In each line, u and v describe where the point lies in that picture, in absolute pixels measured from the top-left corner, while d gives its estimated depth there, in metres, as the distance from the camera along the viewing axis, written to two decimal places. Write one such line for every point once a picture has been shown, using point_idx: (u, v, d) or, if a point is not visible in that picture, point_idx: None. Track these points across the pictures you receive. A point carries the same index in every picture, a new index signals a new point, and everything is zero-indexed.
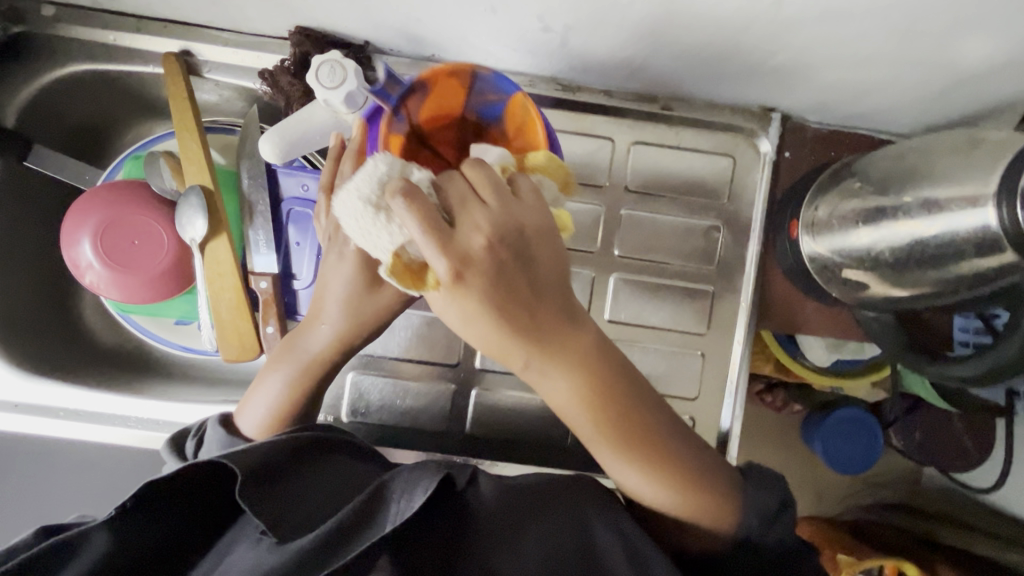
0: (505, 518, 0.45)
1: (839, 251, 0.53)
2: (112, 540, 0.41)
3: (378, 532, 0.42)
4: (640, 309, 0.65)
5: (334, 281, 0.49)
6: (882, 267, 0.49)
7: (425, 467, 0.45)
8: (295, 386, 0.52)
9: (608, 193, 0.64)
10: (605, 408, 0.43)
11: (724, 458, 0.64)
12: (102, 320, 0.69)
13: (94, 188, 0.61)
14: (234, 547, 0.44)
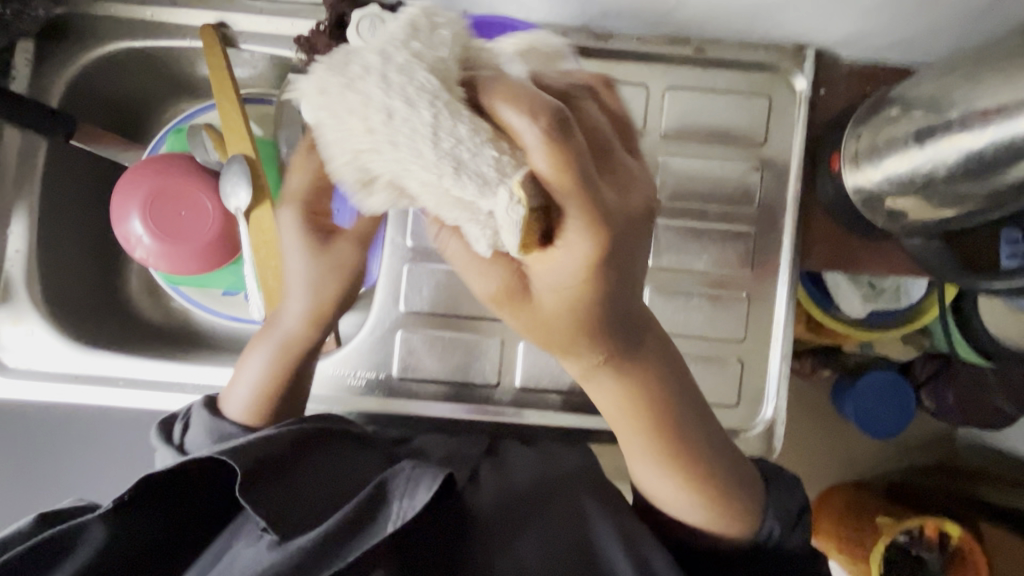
0: (501, 517, 0.49)
1: (890, 177, 0.54)
2: (110, 531, 0.43)
3: (378, 532, 0.42)
4: (683, 255, 0.64)
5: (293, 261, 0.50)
6: (937, 185, 0.50)
7: (428, 465, 0.44)
8: (273, 367, 0.52)
9: (646, 140, 0.63)
10: (645, 417, 0.43)
11: (777, 398, 0.64)
12: (149, 294, 0.71)
13: (140, 161, 0.62)
14: (235, 540, 0.44)
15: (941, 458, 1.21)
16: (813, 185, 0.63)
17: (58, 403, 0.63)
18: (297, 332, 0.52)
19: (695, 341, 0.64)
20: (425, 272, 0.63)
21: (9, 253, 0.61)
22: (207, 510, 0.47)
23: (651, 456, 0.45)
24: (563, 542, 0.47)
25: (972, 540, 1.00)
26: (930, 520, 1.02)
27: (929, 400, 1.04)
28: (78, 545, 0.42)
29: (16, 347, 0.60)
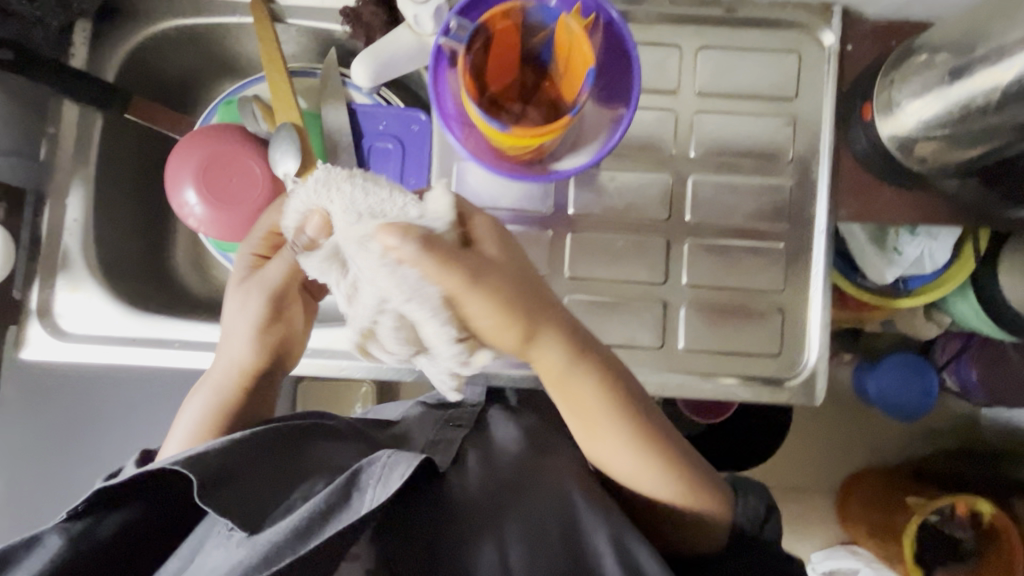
0: (484, 502, 0.50)
1: (923, 121, 0.56)
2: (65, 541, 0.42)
3: (350, 514, 0.41)
4: (721, 209, 0.65)
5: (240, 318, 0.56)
6: (976, 116, 0.52)
7: (402, 455, 0.46)
8: (209, 408, 0.56)
9: (680, 98, 0.65)
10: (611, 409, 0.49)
11: (822, 347, 0.64)
12: (193, 265, 0.73)
13: (194, 131, 0.65)
14: (206, 541, 0.44)
15: (973, 432, 1.20)
16: (845, 137, 0.65)
17: (110, 368, 0.64)
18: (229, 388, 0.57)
19: (734, 292, 0.65)
20: None
21: (67, 222, 0.63)
22: (168, 520, 0.46)
23: (627, 447, 0.50)
24: (549, 534, 0.49)
25: (1004, 521, 1.02)
26: (962, 500, 1.03)
27: (953, 379, 1.09)
28: (38, 551, 0.42)
29: (71, 311, 0.62)
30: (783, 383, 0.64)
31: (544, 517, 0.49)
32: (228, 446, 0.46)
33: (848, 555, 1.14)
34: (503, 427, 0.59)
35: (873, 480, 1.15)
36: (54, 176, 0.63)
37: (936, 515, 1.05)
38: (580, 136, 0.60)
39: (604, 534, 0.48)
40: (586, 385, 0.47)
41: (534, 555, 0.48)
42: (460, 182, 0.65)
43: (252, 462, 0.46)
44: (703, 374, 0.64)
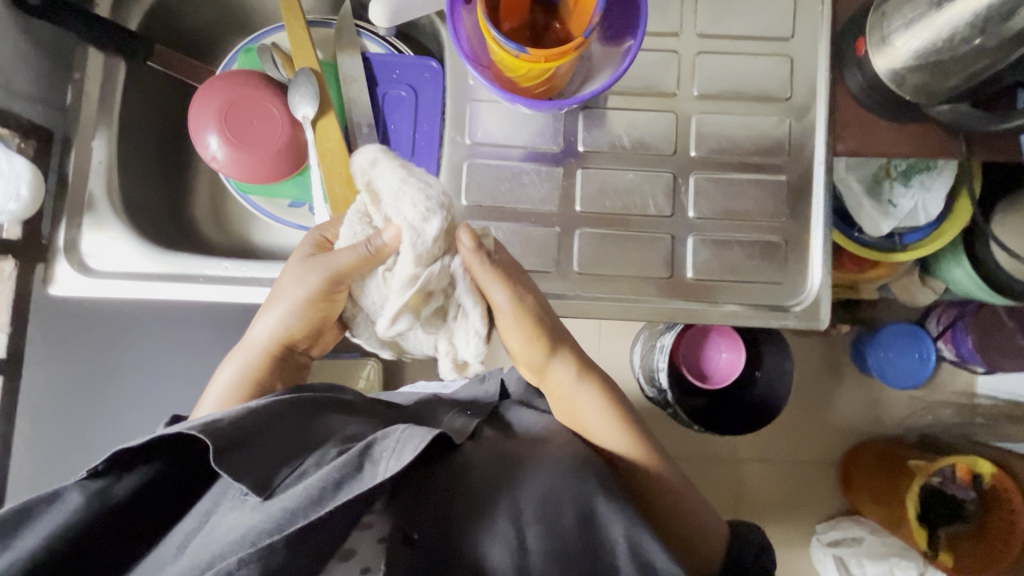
0: (494, 481, 0.50)
1: (919, 48, 0.58)
2: (80, 500, 0.41)
3: (367, 482, 0.41)
4: (724, 145, 0.68)
5: (283, 310, 0.55)
6: (967, 41, 0.54)
7: (416, 430, 0.45)
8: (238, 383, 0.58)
9: (682, 39, 0.68)
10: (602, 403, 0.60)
11: (821, 275, 0.66)
12: (212, 216, 0.77)
13: (216, 75, 0.67)
14: (216, 511, 0.42)
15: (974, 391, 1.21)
16: (840, 75, 0.68)
17: (134, 303, 0.66)
18: (258, 354, 0.58)
19: (739, 224, 0.68)
20: (482, 168, 0.67)
21: (93, 163, 0.65)
22: (181, 487, 0.45)
23: (618, 431, 0.59)
24: (569, 521, 0.47)
25: (1005, 480, 1.00)
26: (961, 461, 1.03)
27: (951, 349, 1.13)
28: (54, 508, 0.40)
29: (99, 250, 0.64)
30: (788, 309, 0.67)
31: (554, 488, 0.48)
32: (243, 414, 0.45)
33: (854, 525, 1.16)
34: (520, 415, 0.62)
35: (879, 447, 1.17)
36: (79, 120, 0.65)
37: (938, 476, 1.06)
38: (591, 69, 0.64)
39: (618, 524, 0.46)
40: (585, 393, 0.60)
41: (547, 531, 0.46)
42: (473, 122, 0.68)
43: (265, 432, 0.45)
44: (710, 303, 0.66)
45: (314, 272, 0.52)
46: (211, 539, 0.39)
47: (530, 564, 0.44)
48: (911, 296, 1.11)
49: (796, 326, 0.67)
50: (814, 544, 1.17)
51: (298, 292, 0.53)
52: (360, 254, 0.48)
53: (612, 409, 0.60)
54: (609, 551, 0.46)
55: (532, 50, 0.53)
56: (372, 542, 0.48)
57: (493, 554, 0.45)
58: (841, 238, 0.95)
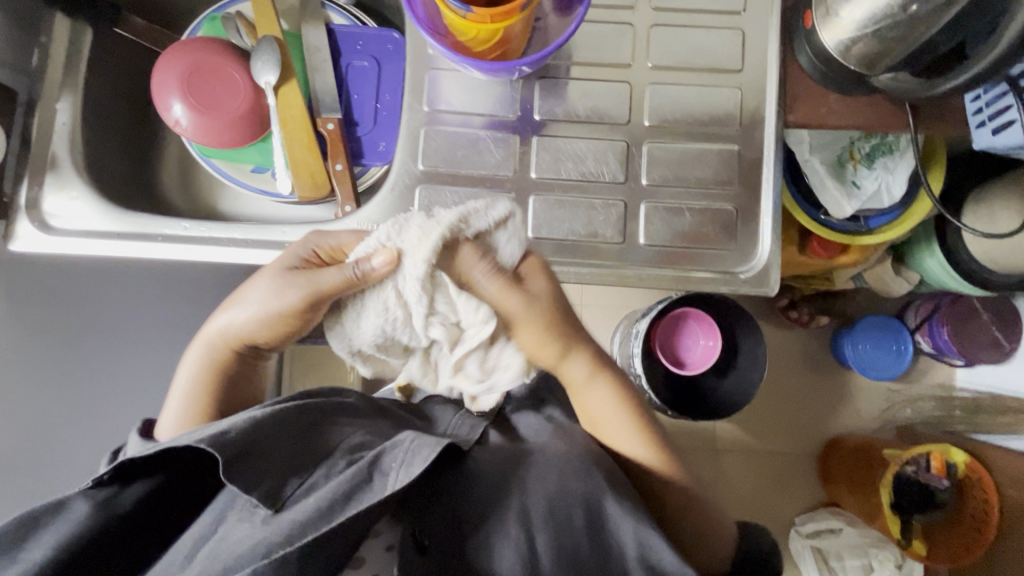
0: (499, 486, 0.52)
1: (863, 21, 0.58)
2: (91, 506, 0.44)
3: (380, 493, 0.44)
4: (677, 114, 0.70)
5: (244, 310, 0.55)
6: (902, 12, 0.54)
7: (424, 440, 0.48)
8: (200, 371, 0.59)
9: (637, 13, 0.70)
10: (622, 404, 0.61)
11: (769, 242, 0.68)
12: (178, 185, 0.79)
13: (182, 40, 0.70)
14: (224, 518, 0.44)
15: (950, 381, 1.21)
16: (790, 48, 0.69)
17: (93, 260, 0.67)
18: (217, 347, 0.59)
19: (692, 192, 0.69)
20: (440, 134, 0.69)
21: (57, 125, 0.67)
22: (185, 492, 0.49)
23: (637, 438, 0.60)
24: (574, 527, 0.50)
25: (978, 468, 1.02)
26: (937, 451, 1.05)
27: (927, 341, 1.14)
28: (56, 520, 0.43)
29: (61, 209, 0.65)
30: (737, 276, 0.68)
31: (561, 490, 0.52)
32: (253, 424, 0.48)
33: (830, 517, 1.15)
34: (525, 421, 0.64)
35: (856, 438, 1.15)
36: (45, 83, 0.67)
37: (912, 466, 1.06)
38: (546, 39, 0.66)
39: (627, 525, 0.50)
40: (600, 394, 0.60)
41: (555, 534, 0.49)
42: (432, 90, 0.70)
43: (272, 442, 0.48)
44: (662, 268, 0.68)
45: (293, 287, 0.52)
46: (221, 548, 0.42)
47: (539, 564, 0.47)
48: (885, 287, 1.07)
49: (745, 292, 0.69)
50: (793, 536, 1.15)
51: (271, 303, 0.53)
52: (346, 276, 0.49)
53: (630, 414, 0.61)
54: (616, 551, 0.50)
55: (476, 9, 0.55)
56: (381, 549, 0.53)
57: (503, 557, 0.48)
58: (809, 222, 0.89)
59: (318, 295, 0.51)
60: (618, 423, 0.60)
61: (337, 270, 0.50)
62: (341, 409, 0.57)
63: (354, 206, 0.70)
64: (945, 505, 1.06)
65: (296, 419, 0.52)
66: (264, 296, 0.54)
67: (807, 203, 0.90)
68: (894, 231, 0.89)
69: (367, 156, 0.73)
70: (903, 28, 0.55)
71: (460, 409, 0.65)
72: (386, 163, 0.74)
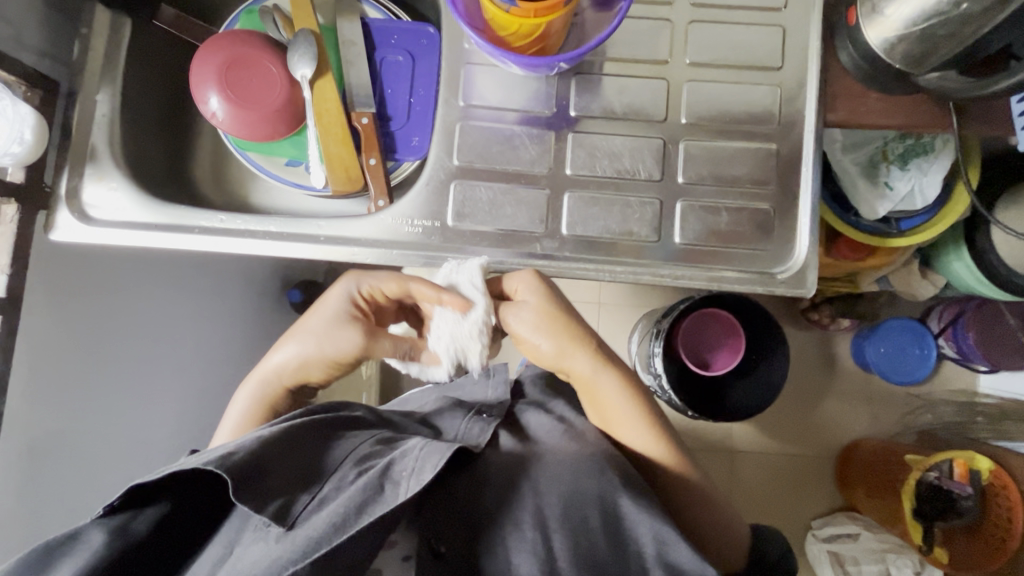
0: (509, 489, 0.52)
1: (909, 17, 0.56)
2: (106, 534, 0.43)
3: (393, 501, 0.43)
4: (714, 112, 0.69)
5: (303, 349, 0.64)
6: (952, 9, 0.53)
7: (432, 448, 0.48)
8: (254, 404, 0.65)
9: (675, 8, 0.70)
10: (638, 397, 0.62)
11: (805, 242, 0.67)
12: (210, 178, 0.80)
13: (219, 33, 0.70)
14: (243, 536, 0.45)
15: (976, 388, 1.19)
16: (832, 45, 0.68)
17: (128, 248, 0.68)
18: (270, 383, 0.65)
19: (728, 190, 0.68)
20: (474, 130, 0.69)
21: (96, 116, 0.68)
22: (203, 507, 0.48)
23: (639, 424, 0.61)
24: (595, 543, 0.48)
25: (1003, 475, 0.96)
26: (960, 456, 1.01)
27: (952, 346, 1.12)
28: (73, 551, 0.42)
29: (100, 200, 0.67)
30: (774, 276, 0.67)
31: (574, 491, 0.51)
32: (261, 444, 0.47)
33: (848, 521, 1.14)
34: (535, 420, 0.61)
35: (876, 442, 1.14)
36: (84, 74, 0.68)
37: (934, 471, 1.03)
38: (584, 35, 0.66)
39: (643, 522, 0.49)
40: (608, 382, 0.61)
41: (570, 535, 0.48)
42: (467, 84, 0.69)
43: (281, 459, 0.48)
44: (696, 267, 0.67)
45: (347, 345, 0.62)
46: (238, 568, 0.42)
47: (557, 564, 0.46)
48: (911, 290, 1.06)
49: (782, 293, 0.68)
50: (810, 540, 1.15)
51: (326, 345, 0.63)
52: (403, 349, 0.63)
53: (635, 409, 0.61)
54: (634, 550, 0.48)
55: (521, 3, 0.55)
56: (397, 560, 0.53)
57: (520, 559, 0.47)
58: (837, 223, 0.88)
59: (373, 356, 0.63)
60: (631, 415, 0.61)
61: (393, 341, 0.63)
62: (346, 423, 0.56)
63: (388, 201, 0.70)
64: (966, 513, 1.00)
65: (306, 433, 0.52)
66: (318, 338, 0.63)
67: (838, 205, 0.88)
68: (931, 233, 0.86)
69: (400, 150, 0.73)
70: (954, 26, 0.54)
71: (467, 412, 0.64)
72: (419, 158, 0.73)
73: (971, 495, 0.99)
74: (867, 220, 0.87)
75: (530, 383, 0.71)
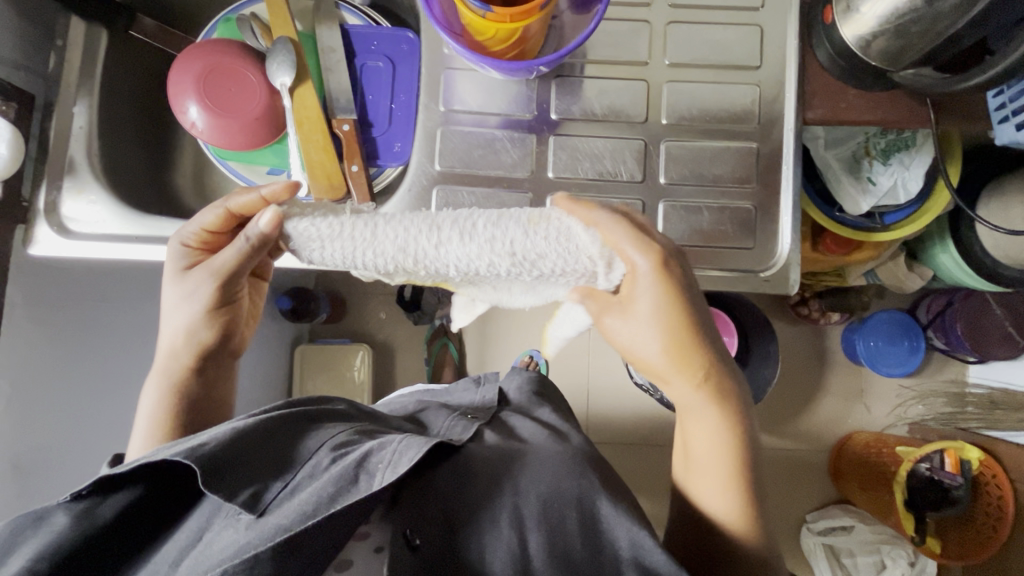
0: (490, 482, 0.52)
1: (882, 14, 0.57)
2: (71, 517, 0.42)
3: (367, 490, 0.43)
4: (694, 112, 0.69)
5: (175, 317, 0.56)
6: (921, 10, 0.53)
7: (410, 442, 0.49)
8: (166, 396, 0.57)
9: (653, 9, 0.70)
10: (739, 444, 0.50)
11: (788, 239, 0.67)
12: (192, 188, 0.80)
13: (198, 41, 0.70)
14: (212, 524, 0.44)
15: (964, 379, 1.20)
16: (809, 43, 0.68)
17: (107, 259, 0.68)
18: (172, 367, 0.57)
19: (709, 190, 0.68)
20: (455, 134, 0.69)
21: (74, 129, 0.68)
22: (171, 495, 0.47)
23: (722, 482, 0.50)
24: (572, 543, 0.48)
25: (993, 465, 0.98)
26: (950, 448, 1.01)
27: (940, 337, 1.13)
28: (37, 533, 0.41)
29: (79, 213, 0.67)
30: (758, 274, 0.68)
31: (554, 492, 0.51)
32: (235, 435, 0.47)
33: (842, 513, 1.15)
34: (521, 423, 0.62)
35: (870, 433, 1.14)
36: (61, 87, 0.68)
37: (925, 463, 1.02)
38: (562, 38, 0.66)
39: (621, 526, 0.49)
40: (708, 418, 0.50)
41: (546, 531, 0.48)
42: (448, 89, 0.69)
43: (256, 448, 0.47)
44: None
45: (199, 283, 0.54)
46: (205, 555, 0.41)
47: (531, 563, 0.46)
48: (900, 283, 1.06)
49: (765, 291, 0.68)
50: (804, 533, 1.15)
51: (189, 307, 0.55)
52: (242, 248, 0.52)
53: (724, 448, 0.50)
54: (610, 553, 0.48)
55: (496, 8, 0.54)
56: (369, 551, 0.51)
57: (494, 555, 0.47)
58: (822, 218, 0.88)
59: (226, 275, 0.54)
60: (713, 457, 0.51)
61: (232, 249, 0.53)
62: (328, 415, 0.57)
63: (371, 207, 0.70)
64: (959, 501, 1.02)
65: (283, 425, 0.52)
66: (175, 304, 0.55)
67: (823, 200, 0.89)
68: (913, 228, 0.87)
69: (383, 156, 0.73)
70: (925, 24, 0.54)
71: (451, 411, 0.65)
72: (402, 163, 0.73)
73: (963, 485, 1.00)
74: (853, 215, 0.87)
75: (516, 390, 0.71)
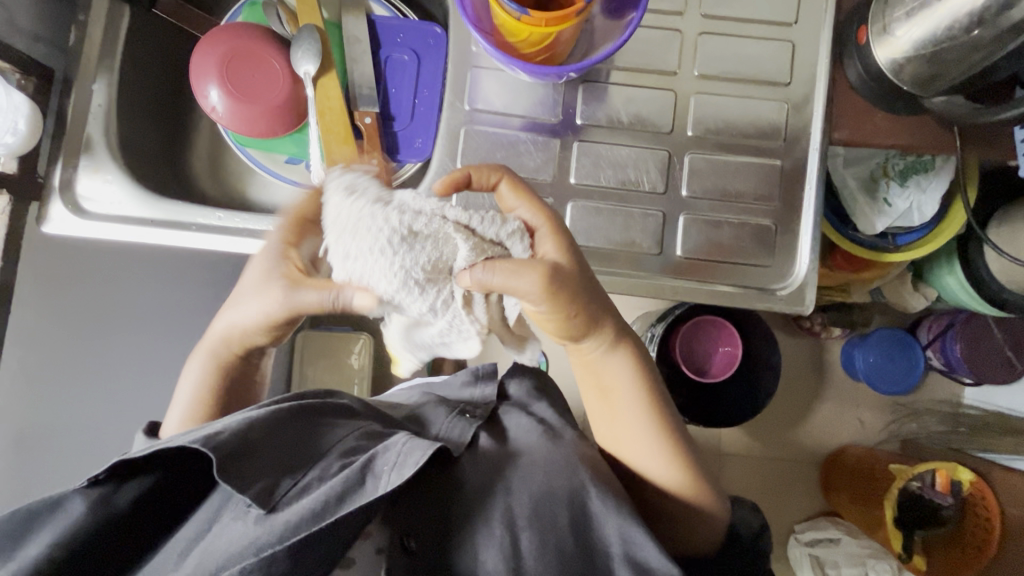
0: (489, 484, 0.52)
1: (919, 41, 0.56)
2: (87, 504, 0.43)
3: (372, 494, 0.43)
4: (720, 125, 0.68)
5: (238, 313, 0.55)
6: (957, 41, 0.53)
7: (416, 443, 0.47)
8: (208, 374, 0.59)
9: (685, 18, 0.69)
10: (655, 409, 0.56)
11: (806, 258, 0.67)
12: (206, 170, 0.79)
13: (222, 23, 0.69)
14: (220, 517, 0.44)
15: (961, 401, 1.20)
16: (841, 63, 0.67)
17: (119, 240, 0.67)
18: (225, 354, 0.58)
19: (730, 205, 0.68)
20: (478, 133, 0.68)
21: (93, 106, 0.67)
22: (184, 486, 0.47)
23: (656, 449, 0.56)
24: (566, 548, 0.49)
25: (983, 488, 0.99)
26: (943, 468, 1.02)
27: (939, 358, 1.13)
28: (55, 518, 0.42)
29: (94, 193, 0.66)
30: (774, 292, 0.68)
31: (545, 490, 0.51)
32: (247, 426, 0.47)
33: (831, 525, 1.13)
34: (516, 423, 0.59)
35: (861, 449, 1.16)
36: (81, 63, 0.67)
37: (917, 482, 1.04)
38: (593, 43, 0.65)
39: (611, 521, 0.50)
40: (621, 373, 0.55)
41: (539, 534, 0.49)
42: (472, 87, 0.68)
43: (268, 440, 0.47)
44: (697, 281, 0.67)
45: (272, 299, 0.52)
46: (214, 550, 0.41)
47: (522, 564, 0.48)
48: (903, 301, 1.07)
49: (780, 309, 0.68)
50: (792, 543, 1.14)
51: (260, 311, 0.53)
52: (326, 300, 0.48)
53: (644, 403, 0.56)
54: (600, 549, 0.49)
55: (533, 12, 0.53)
56: (370, 551, 0.50)
57: (486, 555, 0.48)
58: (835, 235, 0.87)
59: (300, 309, 0.51)
60: (641, 422, 0.56)
61: (318, 291, 0.49)
62: (338, 410, 0.56)
63: None
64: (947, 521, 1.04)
65: (292, 417, 0.51)
66: (248, 304, 0.53)
67: (838, 218, 0.88)
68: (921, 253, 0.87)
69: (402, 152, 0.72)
70: (961, 52, 0.53)
71: (448, 410, 0.60)
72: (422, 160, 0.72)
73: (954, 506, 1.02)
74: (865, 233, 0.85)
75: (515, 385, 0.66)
